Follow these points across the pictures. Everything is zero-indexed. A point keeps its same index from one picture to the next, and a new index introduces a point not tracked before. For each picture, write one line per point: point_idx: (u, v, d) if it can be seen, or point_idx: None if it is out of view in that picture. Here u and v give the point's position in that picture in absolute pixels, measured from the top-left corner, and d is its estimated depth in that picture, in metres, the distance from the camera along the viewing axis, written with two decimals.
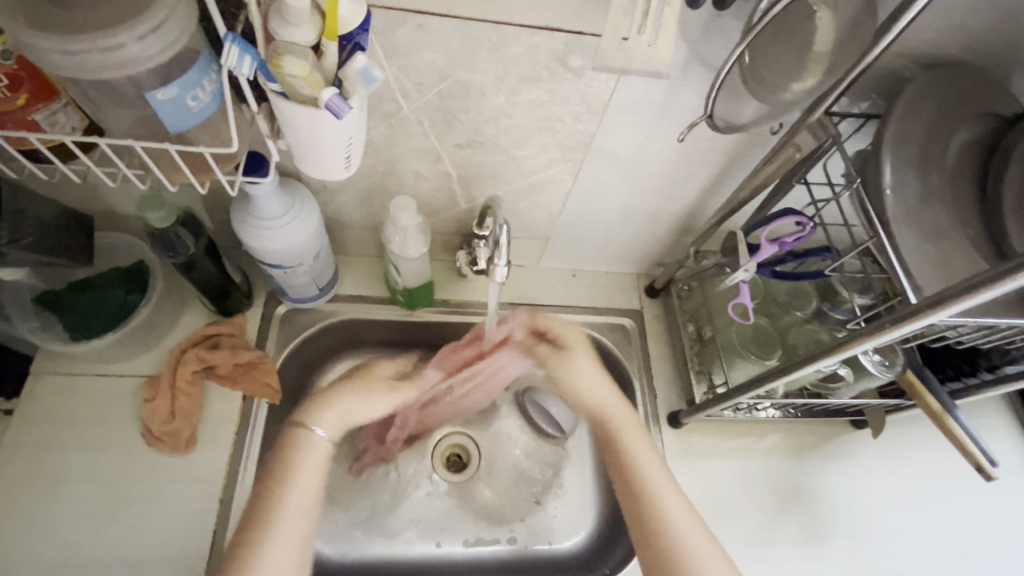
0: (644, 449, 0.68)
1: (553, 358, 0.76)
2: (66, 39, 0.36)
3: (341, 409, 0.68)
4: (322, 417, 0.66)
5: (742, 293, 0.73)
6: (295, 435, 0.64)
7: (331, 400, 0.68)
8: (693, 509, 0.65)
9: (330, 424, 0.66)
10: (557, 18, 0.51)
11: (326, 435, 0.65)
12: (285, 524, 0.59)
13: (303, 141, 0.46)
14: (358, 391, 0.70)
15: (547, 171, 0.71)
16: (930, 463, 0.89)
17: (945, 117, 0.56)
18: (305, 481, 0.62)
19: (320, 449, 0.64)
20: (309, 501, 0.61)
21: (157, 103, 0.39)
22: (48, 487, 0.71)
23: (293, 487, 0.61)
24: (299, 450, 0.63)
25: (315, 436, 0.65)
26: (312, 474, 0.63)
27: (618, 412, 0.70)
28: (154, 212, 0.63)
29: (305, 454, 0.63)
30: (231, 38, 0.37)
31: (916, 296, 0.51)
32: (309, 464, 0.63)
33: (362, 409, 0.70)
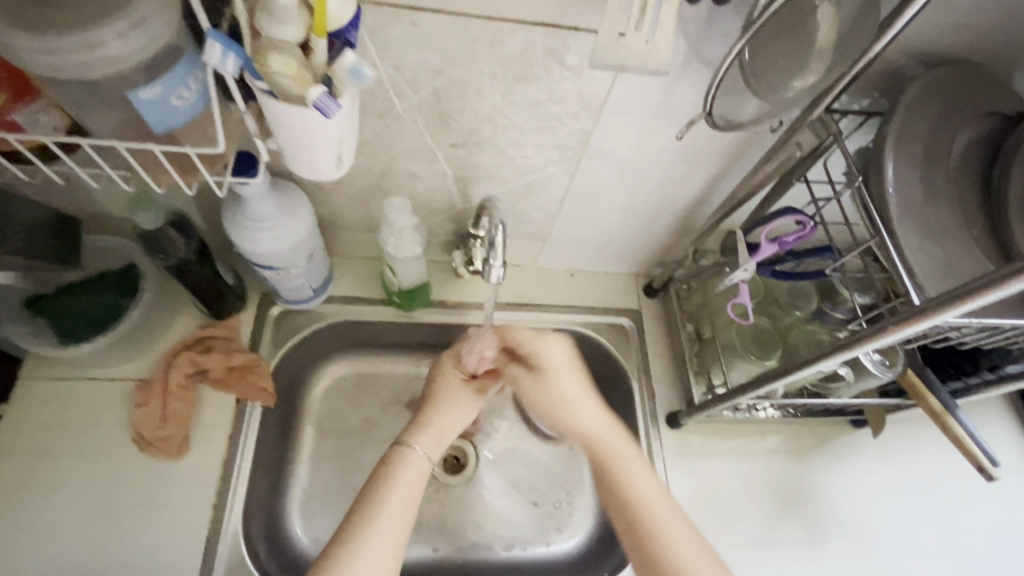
0: (644, 474, 0.60)
1: (525, 379, 0.68)
2: (43, 37, 0.34)
3: (437, 429, 0.67)
4: (422, 436, 0.66)
5: (741, 293, 0.72)
6: (394, 450, 0.64)
7: (428, 421, 0.68)
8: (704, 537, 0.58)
9: (428, 442, 0.66)
10: (554, 15, 0.50)
11: (425, 453, 0.64)
12: (384, 536, 0.56)
13: (293, 141, 0.45)
14: (448, 412, 0.69)
15: (544, 170, 0.70)
16: (931, 463, 0.89)
17: (948, 115, 0.55)
18: (403, 495, 0.60)
19: (419, 467, 0.63)
20: (405, 514, 0.59)
21: (140, 103, 0.38)
22: (38, 494, 0.70)
23: (393, 498, 0.59)
24: (400, 463, 0.62)
25: (415, 453, 0.64)
26: (412, 489, 0.61)
27: (610, 438, 0.63)
28: (145, 215, 0.62)
29: (406, 468, 0.62)
30: (213, 36, 0.36)
31: (919, 298, 0.50)
32: (408, 480, 0.61)
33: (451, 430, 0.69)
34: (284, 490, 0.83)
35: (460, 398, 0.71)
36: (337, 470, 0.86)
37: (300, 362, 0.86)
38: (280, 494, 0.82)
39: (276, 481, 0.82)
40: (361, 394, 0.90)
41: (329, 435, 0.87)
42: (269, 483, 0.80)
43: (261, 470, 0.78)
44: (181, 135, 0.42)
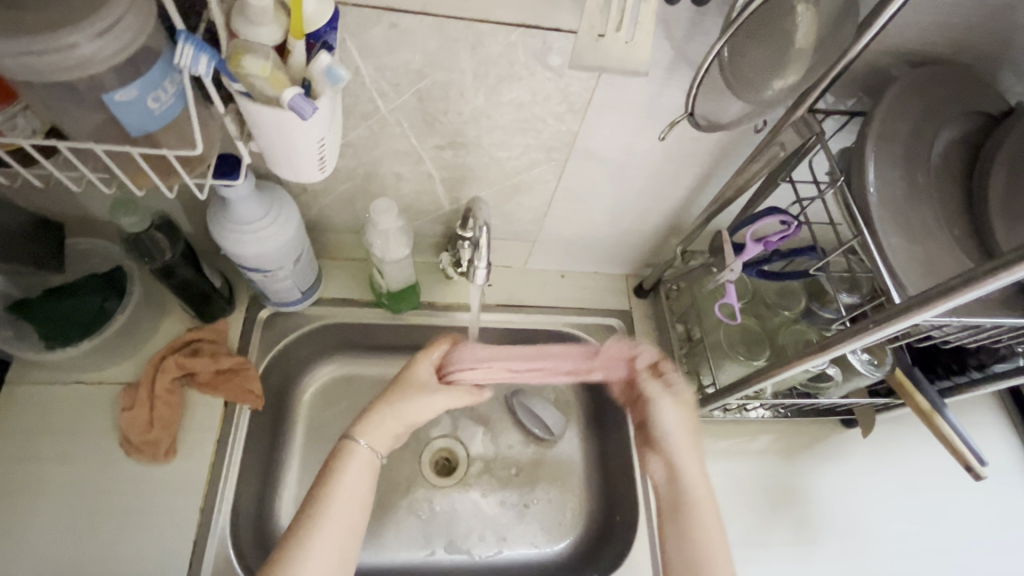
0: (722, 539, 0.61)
1: (658, 399, 0.65)
2: (15, 39, 0.34)
3: (383, 420, 0.65)
4: (368, 428, 0.64)
5: (729, 293, 0.72)
6: (340, 444, 0.63)
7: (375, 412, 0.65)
8: None
9: (375, 435, 0.64)
10: (534, 15, 0.50)
11: (369, 445, 0.63)
12: (329, 532, 0.57)
13: (272, 143, 0.45)
14: (403, 402, 0.66)
15: (531, 171, 0.70)
16: (921, 462, 0.89)
17: (931, 115, 0.55)
18: (348, 493, 0.59)
19: (363, 459, 0.62)
20: (351, 509, 0.59)
21: (116, 105, 0.37)
22: (25, 499, 0.70)
23: (337, 495, 0.59)
24: (344, 457, 0.62)
25: (359, 446, 0.62)
26: (355, 484, 0.60)
27: (706, 496, 0.62)
28: (127, 218, 0.62)
29: (349, 463, 0.61)
30: (184, 37, 0.36)
31: (900, 296, 0.51)
32: (352, 474, 0.61)
33: (400, 419, 0.66)
34: (272, 493, 0.82)
35: (413, 387, 0.67)
36: None
37: (289, 363, 0.86)
38: (269, 497, 0.82)
39: (265, 484, 0.82)
40: (353, 396, 0.91)
41: (320, 438, 0.87)
42: (257, 486, 0.80)
43: (249, 473, 0.78)
44: (159, 137, 0.42)
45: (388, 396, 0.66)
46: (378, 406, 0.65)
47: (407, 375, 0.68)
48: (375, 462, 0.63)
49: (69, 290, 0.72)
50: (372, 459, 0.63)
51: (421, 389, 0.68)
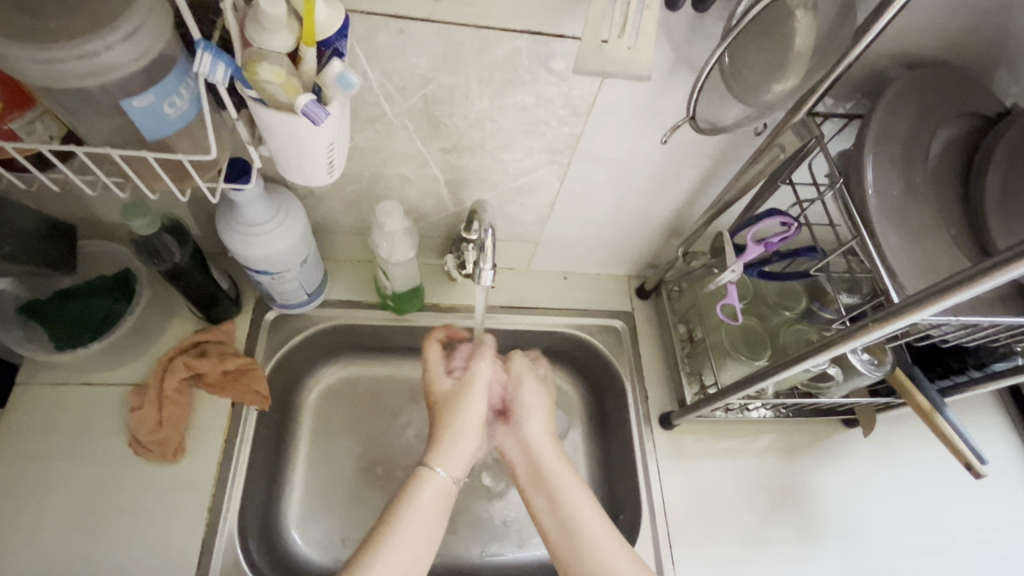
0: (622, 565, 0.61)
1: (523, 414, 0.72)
2: (36, 47, 0.35)
3: (452, 444, 0.66)
4: (445, 457, 0.66)
5: (730, 294, 0.73)
6: (418, 472, 0.65)
7: (441, 437, 0.67)
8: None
9: (449, 461, 0.66)
10: (540, 21, 0.51)
11: (445, 473, 0.65)
12: (396, 552, 0.58)
13: (284, 147, 0.46)
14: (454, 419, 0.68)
15: (535, 173, 0.71)
16: (921, 461, 0.89)
17: (927, 117, 0.56)
18: (421, 517, 0.61)
19: (441, 489, 0.64)
20: (419, 545, 0.60)
21: (132, 111, 0.38)
22: (36, 498, 0.71)
23: (410, 527, 0.60)
24: (420, 485, 0.63)
25: (433, 473, 0.64)
26: (431, 512, 0.62)
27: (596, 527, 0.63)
28: (139, 220, 0.62)
29: (426, 493, 0.63)
30: (203, 46, 0.37)
31: (899, 295, 0.51)
32: (423, 499, 0.63)
33: (472, 442, 0.68)
34: (279, 493, 0.83)
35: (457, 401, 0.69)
36: (332, 473, 0.86)
37: (295, 364, 0.87)
38: (275, 497, 0.82)
39: (271, 483, 0.82)
40: (359, 397, 0.92)
41: (326, 438, 0.89)
42: (264, 486, 0.81)
43: (256, 473, 0.79)
44: (173, 141, 0.43)
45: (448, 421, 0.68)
46: (447, 431, 0.68)
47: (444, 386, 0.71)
48: (450, 488, 0.65)
49: (80, 291, 0.74)
50: (451, 488, 0.65)
51: (461, 404, 0.68)
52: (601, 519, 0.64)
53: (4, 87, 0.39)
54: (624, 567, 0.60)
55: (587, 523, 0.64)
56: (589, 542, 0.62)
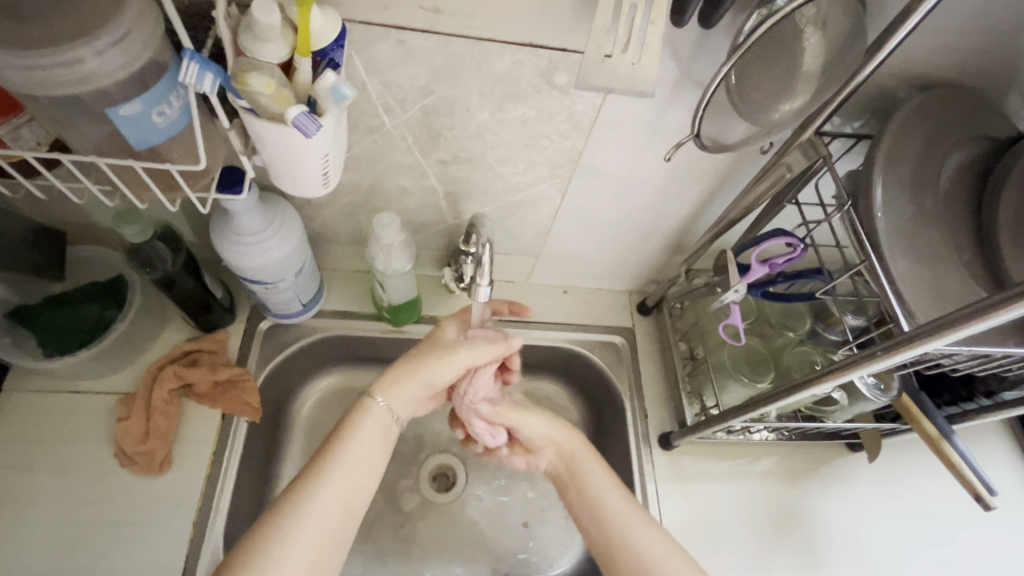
0: (615, 497, 0.67)
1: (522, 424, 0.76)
2: (18, 53, 0.34)
3: (410, 383, 0.64)
4: (389, 387, 0.63)
5: (733, 314, 0.71)
6: (361, 402, 0.63)
7: (395, 371, 0.64)
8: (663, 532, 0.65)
9: (395, 394, 0.63)
10: (542, 34, 0.50)
11: (387, 406, 0.62)
12: (333, 487, 0.57)
13: (279, 159, 0.45)
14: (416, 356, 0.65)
15: (536, 188, 0.70)
16: (927, 488, 0.87)
17: (940, 139, 0.54)
18: (361, 450, 0.60)
19: (378, 419, 0.62)
20: (358, 474, 0.59)
21: (119, 119, 0.37)
22: (18, 509, 0.69)
23: (347, 457, 0.59)
24: (362, 417, 0.61)
25: (377, 406, 0.62)
26: (369, 445, 0.61)
27: (591, 466, 0.71)
28: (129, 227, 0.61)
29: (367, 424, 0.61)
30: (190, 55, 0.36)
31: (909, 325, 0.50)
32: (365, 433, 0.61)
33: (427, 383, 0.64)
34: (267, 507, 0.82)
35: (433, 350, 0.65)
36: None
37: (287, 375, 0.86)
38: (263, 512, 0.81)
39: (259, 498, 0.81)
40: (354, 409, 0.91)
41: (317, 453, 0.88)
42: (251, 501, 0.79)
43: (244, 486, 0.77)
44: (162, 151, 0.42)
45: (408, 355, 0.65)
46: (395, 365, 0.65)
47: (436, 344, 0.66)
48: (391, 424, 0.63)
49: (70, 298, 0.73)
50: (389, 421, 0.63)
51: (438, 354, 0.64)
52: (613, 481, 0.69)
53: None
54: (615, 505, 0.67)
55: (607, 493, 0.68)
56: (609, 513, 0.67)
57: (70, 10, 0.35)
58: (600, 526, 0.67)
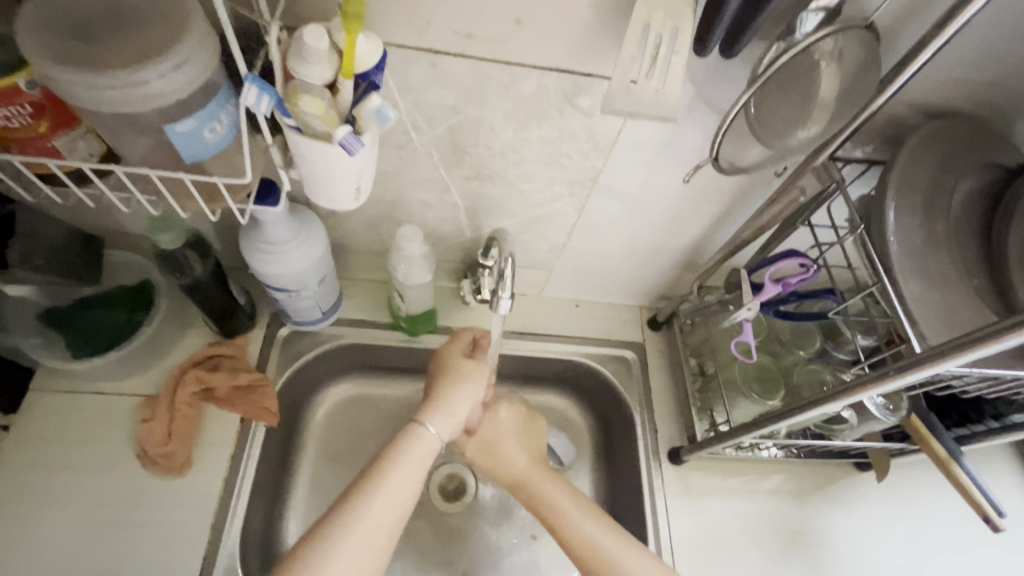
0: (596, 526, 0.68)
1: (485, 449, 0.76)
2: (89, 74, 0.36)
3: (451, 409, 0.69)
4: (436, 415, 0.68)
5: (745, 331, 0.72)
6: (410, 426, 0.66)
7: (439, 400, 0.69)
8: (647, 552, 0.67)
9: (441, 422, 0.68)
10: (570, 60, 0.52)
11: (436, 433, 0.67)
12: (384, 506, 0.59)
13: (317, 173, 0.47)
14: (450, 385, 0.70)
15: (554, 204, 0.72)
16: (935, 510, 0.87)
17: (949, 166, 0.56)
18: (410, 471, 0.63)
19: (429, 445, 0.66)
20: (407, 492, 0.62)
21: (173, 135, 0.39)
22: (40, 507, 0.70)
23: (397, 477, 0.62)
24: (412, 440, 0.65)
25: (427, 431, 0.66)
26: (417, 467, 0.64)
27: (568, 498, 0.71)
28: (165, 234, 0.64)
29: (417, 447, 0.65)
30: (250, 79, 0.39)
31: (922, 346, 0.51)
32: (416, 456, 0.64)
33: (466, 406, 0.70)
34: (280, 511, 0.83)
35: (455, 376, 0.71)
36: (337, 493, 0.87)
37: (303, 381, 0.87)
38: (276, 516, 0.82)
39: (273, 503, 0.82)
40: (366, 417, 0.92)
41: (330, 459, 0.89)
42: (265, 506, 0.80)
43: (260, 490, 0.78)
44: (210, 165, 0.44)
45: (443, 385, 0.71)
46: (436, 395, 0.70)
47: (450, 367, 0.72)
48: (437, 448, 0.67)
49: (96, 301, 0.74)
50: (437, 446, 0.67)
51: (457, 377, 0.71)
52: (587, 509, 0.70)
53: (54, 108, 0.41)
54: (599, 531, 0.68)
55: (580, 522, 0.69)
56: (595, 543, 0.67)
57: (135, 36, 0.38)
58: (581, 557, 0.68)
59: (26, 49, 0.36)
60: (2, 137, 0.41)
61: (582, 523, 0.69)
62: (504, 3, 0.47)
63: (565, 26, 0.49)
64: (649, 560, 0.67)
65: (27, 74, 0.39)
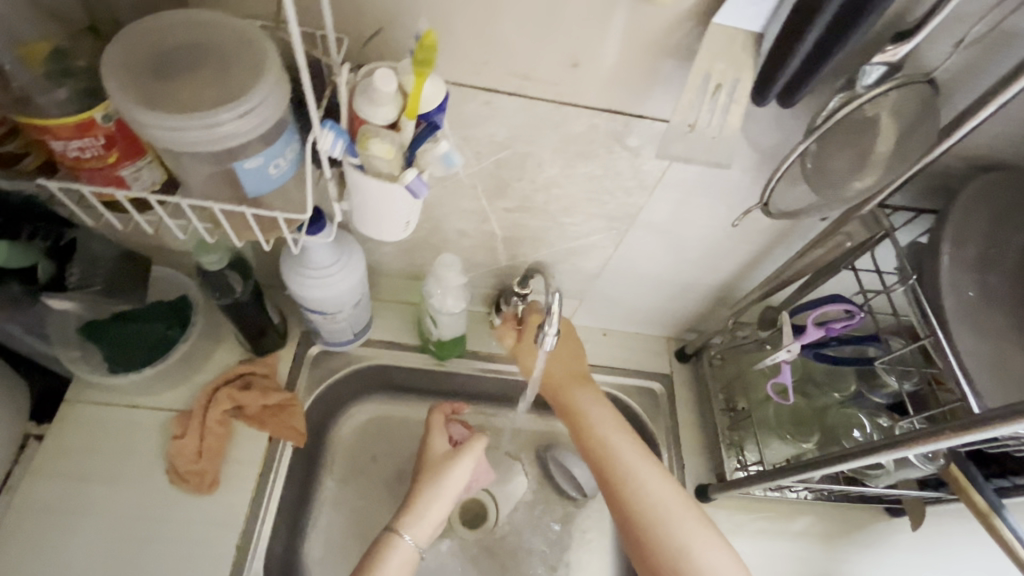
0: (620, 437, 0.75)
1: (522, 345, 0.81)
2: (171, 116, 0.37)
3: (427, 512, 0.76)
4: (413, 524, 0.75)
5: (783, 372, 0.71)
6: (386, 536, 0.73)
7: (417, 506, 0.76)
8: (659, 465, 0.74)
9: (417, 530, 0.74)
10: (623, 103, 0.52)
11: (412, 541, 0.73)
12: None
13: (371, 207, 0.47)
14: (434, 478, 0.78)
15: (591, 238, 0.72)
16: (969, 561, 0.85)
17: (1003, 221, 0.55)
18: None
19: (405, 555, 0.72)
20: None
21: (242, 172, 0.40)
22: (69, 519, 0.71)
23: None
24: (389, 551, 0.72)
25: (403, 541, 0.73)
26: None
27: (597, 408, 0.77)
28: (209, 256, 0.64)
29: (394, 557, 0.71)
30: (329, 126, 0.40)
31: (979, 406, 0.49)
32: (393, 568, 0.71)
33: (444, 502, 0.77)
34: (303, 532, 0.83)
35: (438, 468, 0.78)
36: (359, 517, 0.86)
37: (332, 401, 0.88)
38: (299, 537, 0.82)
39: (296, 524, 0.82)
40: (387, 440, 0.92)
41: (354, 482, 0.88)
42: (289, 527, 0.80)
43: (284, 511, 0.79)
44: (270, 199, 0.45)
45: (426, 480, 0.78)
46: (415, 499, 0.77)
47: (430, 460, 0.80)
48: (414, 555, 0.73)
49: (137, 315, 0.73)
50: (415, 555, 0.73)
51: (440, 466, 0.79)
52: (614, 417, 0.77)
53: (124, 140, 0.42)
54: (621, 439, 0.75)
55: (602, 423, 0.76)
56: (611, 447, 0.75)
57: (213, 81, 0.38)
58: (598, 456, 0.75)
59: (114, 87, 0.37)
60: (75, 165, 0.42)
61: (610, 431, 0.75)
62: (564, 47, 0.48)
63: (621, 70, 0.49)
64: (659, 465, 0.74)
65: (103, 108, 0.39)
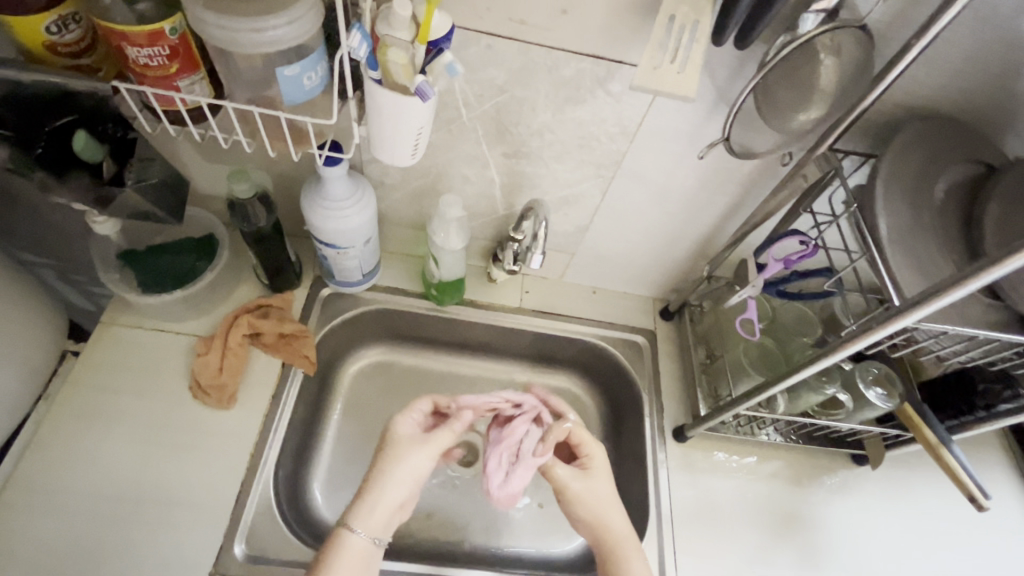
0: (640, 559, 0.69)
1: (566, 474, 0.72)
2: (229, 21, 0.46)
3: (383, 507, 0.64)
4: (367, 517, 0.64)
5: (750, 308, 0.80)
6: (338, 529, 0.63)
7: (369, 493, 0.64)
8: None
9: (373, 524, 0.63)
10: (605, 48, 0.61)
11: (364, 536, 0.63)
12: None
13: (383, 125, 0.56)
14: (392, 462, 0.66)
15: (581, 185, 0.80)
16: (931, 507, 0.90)
17: (936, 160, 0.63)
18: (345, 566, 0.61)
19: (359, 552, 0.62)
20: None
21: (282, 78, 0.49)
22: (102, 424, 0.79)
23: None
24: (337, 547, 0.62)
25: (353, 535, 0.63)
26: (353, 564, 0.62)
27: (623, 528, 0.70)
28: (241, 184, 0.74)
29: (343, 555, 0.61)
30: (357, 29, 0.48)
31: (898, 298, 0.57)
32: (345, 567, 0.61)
33: (406, 488, 0.66)
34: (309, 456, 0.90)
35: (403, 449, 0.67)
36: (360, 447, 0.93)
37: (343, 340, 0.96)
38: (306, 460, 0.89)
39: (304, 448, 0.89)
40: (391, 379, 1.00)
41: (359, 416, 0.96)
42: (297, 448, 0.87)
43: (293, 432, 0.86)
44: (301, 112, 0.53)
45: (383, 462, 0.66)
46: (369, 483, 0.65)
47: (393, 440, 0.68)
48: (371, 549, 0.63)
49: (170, 247, 0.83)
50: (371, 546, 0.63)
51: (413, 445, 0.67)
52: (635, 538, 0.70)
53: (185, 53, 0.50)
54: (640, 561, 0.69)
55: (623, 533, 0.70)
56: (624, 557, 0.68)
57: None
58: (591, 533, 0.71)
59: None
60: (142, 73, 0.51)
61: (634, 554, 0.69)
62: None
63: (601, 18, 0.58)
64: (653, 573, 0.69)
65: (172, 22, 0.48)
